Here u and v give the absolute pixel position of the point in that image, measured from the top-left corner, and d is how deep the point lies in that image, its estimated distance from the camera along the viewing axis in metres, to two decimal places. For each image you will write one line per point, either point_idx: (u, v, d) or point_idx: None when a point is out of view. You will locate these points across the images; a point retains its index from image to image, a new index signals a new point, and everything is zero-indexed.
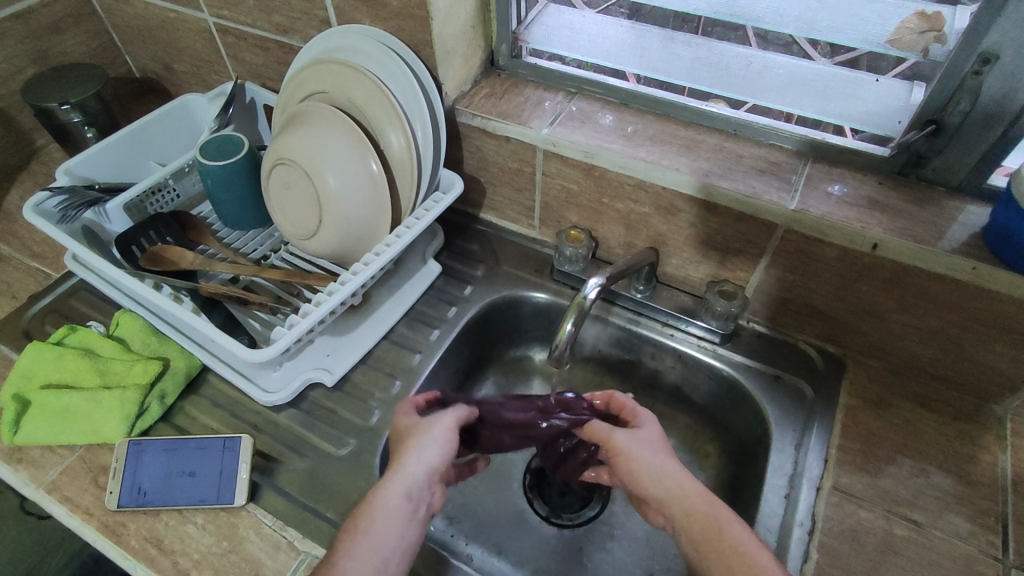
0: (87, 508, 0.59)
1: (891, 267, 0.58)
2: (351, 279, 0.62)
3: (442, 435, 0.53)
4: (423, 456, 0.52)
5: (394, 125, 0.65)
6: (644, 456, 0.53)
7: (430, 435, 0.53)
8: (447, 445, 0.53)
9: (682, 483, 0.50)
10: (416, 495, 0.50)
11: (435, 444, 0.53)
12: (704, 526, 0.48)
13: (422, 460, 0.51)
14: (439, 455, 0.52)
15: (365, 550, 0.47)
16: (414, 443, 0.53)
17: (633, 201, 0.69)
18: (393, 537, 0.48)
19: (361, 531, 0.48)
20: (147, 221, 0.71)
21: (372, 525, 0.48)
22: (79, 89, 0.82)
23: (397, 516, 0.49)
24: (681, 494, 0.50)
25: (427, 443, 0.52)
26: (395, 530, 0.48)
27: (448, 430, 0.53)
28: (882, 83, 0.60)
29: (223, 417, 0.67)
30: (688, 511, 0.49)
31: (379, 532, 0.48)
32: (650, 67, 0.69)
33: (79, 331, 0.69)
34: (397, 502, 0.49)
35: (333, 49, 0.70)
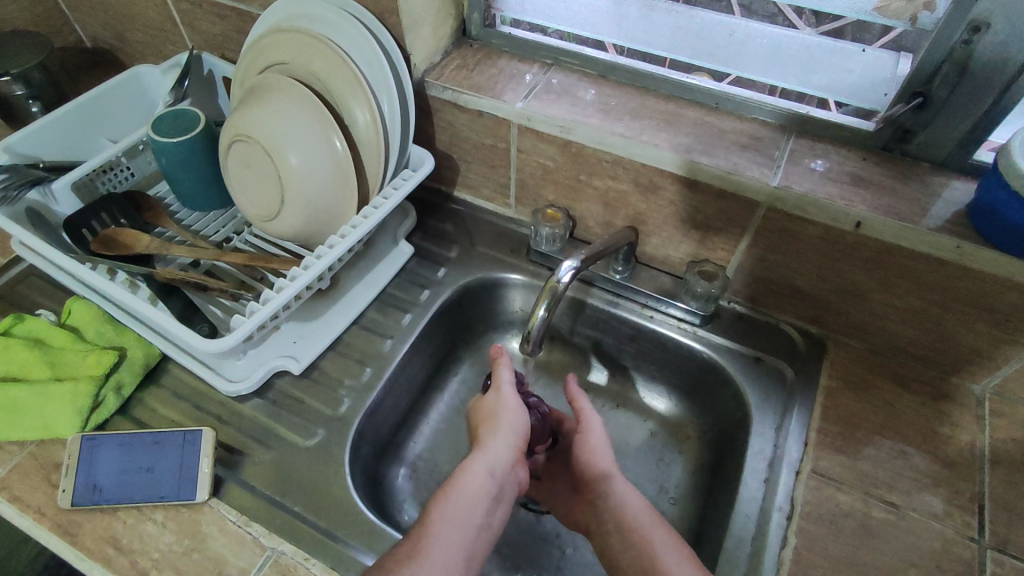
0: (39, 507, 0.56)
1: (875, 247, 0.57)
2: (315, 262, 0.59)
3: (517, 422, 0.56)
4: (502, 434, 0.55)
5: (359, 99, 0.62)
6: (598, 455, 0.58)
7: (508, 419, 0.56)
8: (520, 426, 0.56)
9: (626, 497, 0.55)
10: (499, 472, 0.53)
11: (514, 425, 0.56)
12: (636, 533, 0.53)
13: (505, 438, 0.55)
14: (515, 434, 0.56)
15: (456, 516, 0.49)
16: (495, 424, 0.56)
17: (612, 177, 0.66)
18: (477, 509, 0.50)
19: (449, 500, 0.50)
20: (98, 203, 0.67)
21: (461, 496, 0.50)
22: (21, 59, 0.77)
23: (483, 490, 0.51)
24: (623, 502, 0.55)
25: (506, 424, 0.56)
26: (480, 502, 0.51)
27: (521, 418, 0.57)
28: (868, 53, 0.57)
29: (185, 408, 0.64)
30: (622, 513, 0.54)
31: (464, 503, 0.50)
32: (629, 37, 0.67)
33: (27, 320, 0.65)
34: (485, 478, 0.52)
35: (292, 16, 0.66)
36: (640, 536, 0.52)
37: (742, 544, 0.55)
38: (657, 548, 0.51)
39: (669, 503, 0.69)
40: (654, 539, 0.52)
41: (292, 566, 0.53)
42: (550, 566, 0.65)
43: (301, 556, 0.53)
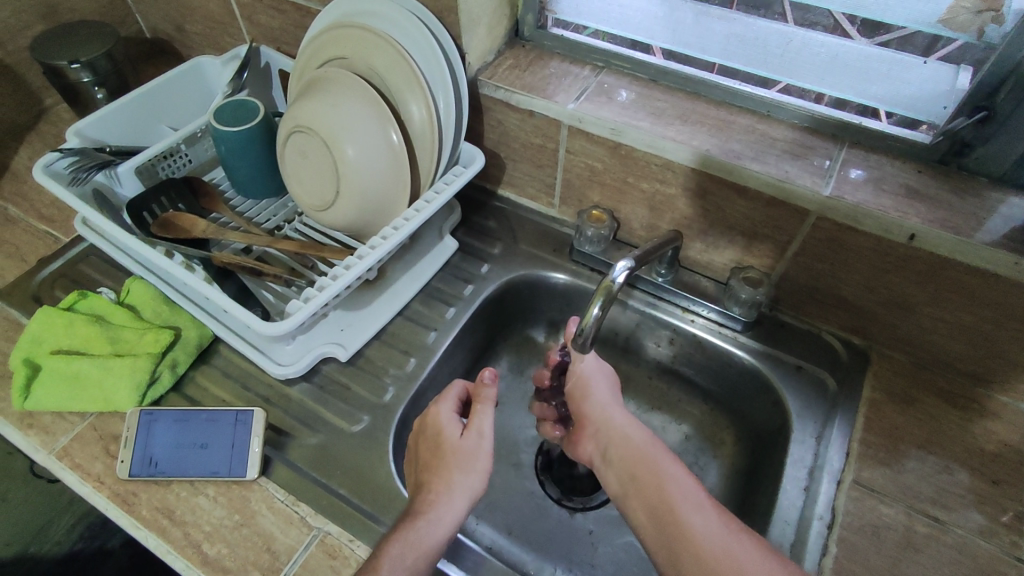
0: (98, 476, 0.58)
1: (927, 260, 0.56)
2: (369, 253, 0.61)
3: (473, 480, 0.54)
4: (467, 495, 0.53)
5: (416, 95, 0.63)
6: (597, 390, 0.60)
7: (474, 481, 0.54)
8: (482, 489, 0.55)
9: (627, 427, 0.56)
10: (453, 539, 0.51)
11: (474, 487, 0.54)
12: (637, 463, 0.53)
13: (465, 500, 0.53)
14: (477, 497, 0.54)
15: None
16: (463, 482, 0.54)
17: (660, 181, 0.67)
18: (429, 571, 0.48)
19: (406, 556, 0.48)
20: (159, 186, 0.70)
21: (418, 560, 0.48)
22: (89, 48, 0.80)
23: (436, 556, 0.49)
24: (623, 432, 0.56)
25: (471, 481, 0.54)
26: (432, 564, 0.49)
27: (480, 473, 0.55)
28: (929, 66, 0.56)
29: (234, 389, 0.66)
30: (624, 444, 0.55)
31: (416, 558, 0.48)
32: (682, 43, 0.67)
33: (90, 297, 0.68)
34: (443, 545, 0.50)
35: (353, 13, 0.67)
36: (643, 466, 0.53)
37: (781, 551, 0.55)
38: (665, 479, 0.51)
39: None
40: (659, 467, 0.52)
41: (338, 547, 0.54)
42: (582, 562, 0.66)
43: (346, 537, 0.55)
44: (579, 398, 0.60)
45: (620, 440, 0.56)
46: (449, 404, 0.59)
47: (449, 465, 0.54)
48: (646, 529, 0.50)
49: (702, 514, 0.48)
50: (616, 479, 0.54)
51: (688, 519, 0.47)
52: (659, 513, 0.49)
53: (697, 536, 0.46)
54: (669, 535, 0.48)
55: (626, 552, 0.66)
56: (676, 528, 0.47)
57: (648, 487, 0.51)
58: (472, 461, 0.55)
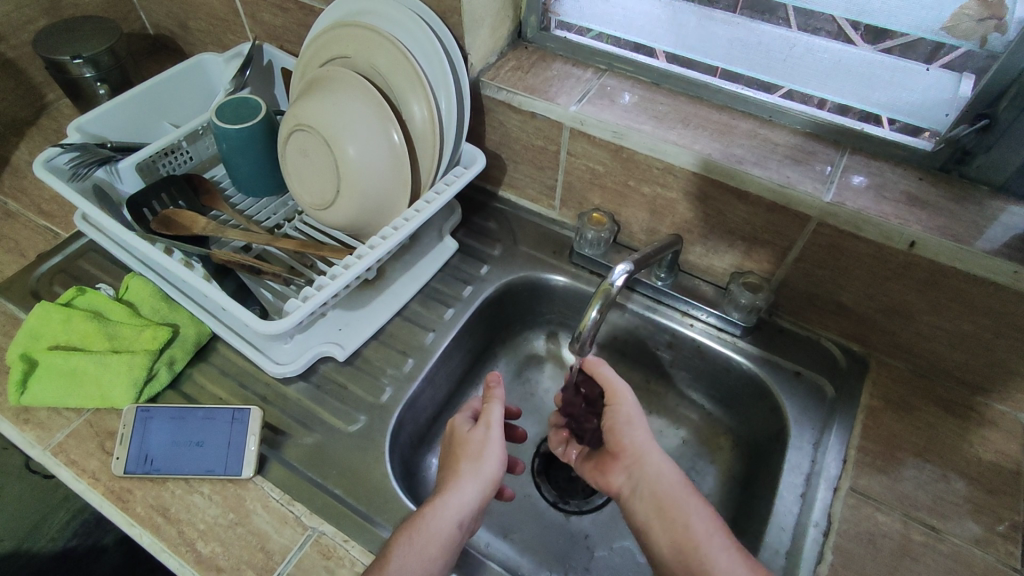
0: (93, 472, 0.58)
1: (927, 267, 0.56)
2: (368, 253, 0.61)
3: (490, 466, 0.54)
4: (477, 479, 0.53)
5: (417, 94, 0.63)
6: (634, 424, 0.56)
7: (486, 464, 0.53)
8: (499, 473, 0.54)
9: (661, 468, 0.53)
10: (466, 523, 0.51)
11: (488, 470, 0.53)
12: (669, 507, 0.51)
13: (477, 483, 0.52)
14: (494, 481, 0.53)
15: (416, 569, 0.47)
16: (472, 466, 0.53)
17: (661, 185, 0.67)
18: (439, 557, 0.49)
19: (412, 545, 0.48)
20: (160, 183, 0.69)
21: (425, 546, 0.48)
22: (92, 43, 0.80)
23: (447, 542, 0.49)
24: (661, 472, 0.53)
25: (482, 464, 0.53)
26: (444, 553, 0.49)
27: (495, 461, 0.54)
28: (932, 73, 0.56)
29: (231, 386, 0.66)
30: (659, 485, 0.52)
31: (425, 547, 0.48)
32: (685, 46, 0.67)
33: (88, 293, 0.68)
34: (452, 529, 0.50)
35: (357, 12, 0.67)
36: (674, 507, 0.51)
37: (777, 558, 0.55)
38: (694, 523, 0.50)
39: None
40: (688, 512, 0.51)
41: (332, 547, 0.54)
42: (578, 565, 0.66)
43: (341, 537, 0.55)
44: (613, 427, 0.56)
45: (654, 479, 0.53)
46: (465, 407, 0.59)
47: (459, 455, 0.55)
48: (670, 567, 0.50)
49: (730, 561, 0.47)
50: (646, 519, 0.52)
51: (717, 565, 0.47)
52: (686, 558, 0.49)
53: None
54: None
55: (622, 556, 0.66)
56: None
57: (675, 528, 0.50)
58: (480, 445, 0.55)
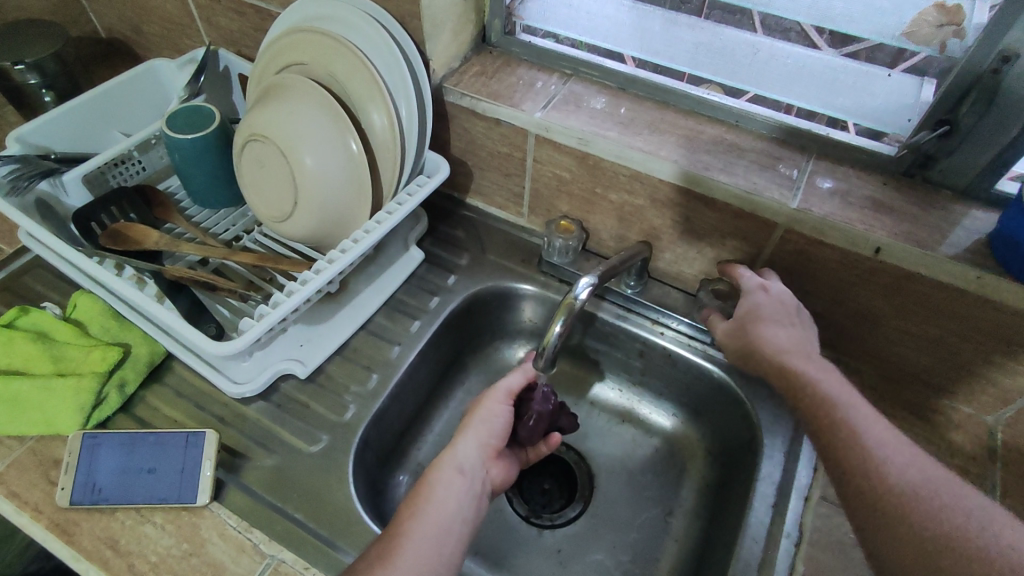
0: (36, 504, 0.55)
1: (893, 272, 0.56)
2: (327, 267, 0.58)
3: (494, 423, 0.58)
4: (476, 436, 0.57)
5: (377, 102, 0.61)
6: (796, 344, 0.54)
7: (483, 418, 0.59)
8: (500, 428, 0.59)
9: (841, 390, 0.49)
10: (468, 467, 0.55)
11: (488, 425, 0.58)
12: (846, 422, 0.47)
13: (474, 433, 0.57)
14: (490, 433, 0.58)
15: (431, 514, 0.50)
16: (471, 424, 0.58)
17: (628, 192, 0.66)
18: (450, 498, 0.51)
19: (422, 493, 0.51)
20: (108, 196, 0.66)
21: (434, 489, 0.51)
22: (36, 48, 0.76)
23: (451, 480, 0.53)
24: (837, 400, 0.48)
25: (481, 417, 0.58)
26: (451, 495, 0.52)
27: (499, 419, 0.59)
28: (894, 78, 0.57)
29: (187, 408, 0.63)
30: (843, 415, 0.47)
31: (437, 495, 0.51)
32: (650, 50, 0.66)
33: (32, 312, 0.64)
34: (453, 471, 0.53)
35: (313, 18, 0.65)
36: (843, 425, 0.47)
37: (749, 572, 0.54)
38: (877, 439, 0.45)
39: (672, 523, 0.68)
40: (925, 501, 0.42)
41: None
42: None
43: (301, 565, 0.53)
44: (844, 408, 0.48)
45: (813, 397, 0.49)
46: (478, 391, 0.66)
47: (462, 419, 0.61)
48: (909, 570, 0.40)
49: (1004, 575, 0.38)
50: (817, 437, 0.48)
51: (897, 477, 0.43)
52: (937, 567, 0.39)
53: (907, 495, 0.42)
54: (921, 548, 0.40)
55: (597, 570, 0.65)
56: (944, 545, 0.40)
57: (845, 453, 0.46)
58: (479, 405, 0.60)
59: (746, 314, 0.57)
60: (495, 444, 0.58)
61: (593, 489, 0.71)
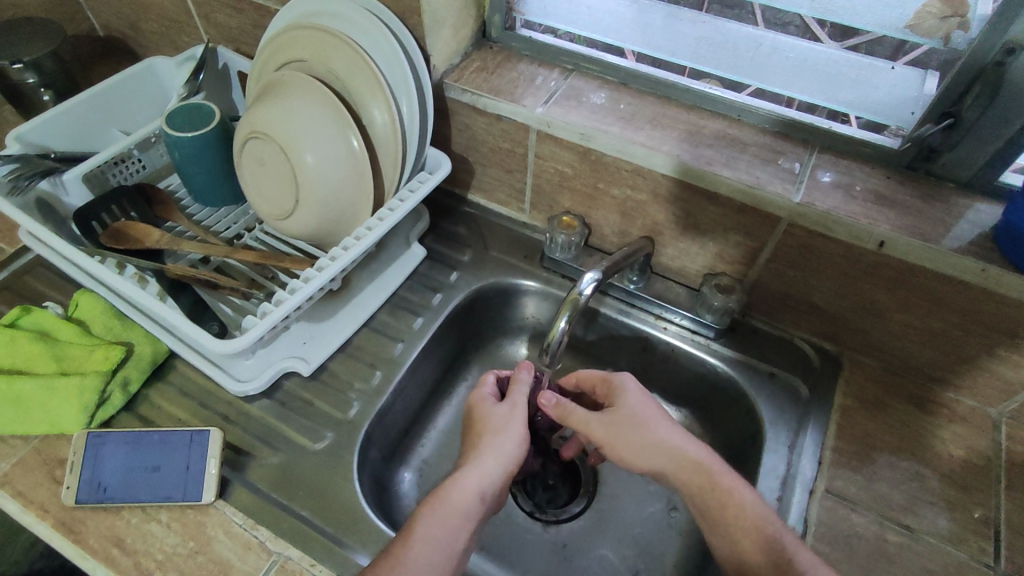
0: (42, 503, 0.55)
1: (896, 266, 0.56)
2: (329, 265, 0.58)
3: (516, 449, 0.58)
4: (499, 458, 0.56)
5: (377, 98, 0.61)
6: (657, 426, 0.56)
7: (507, 442, 0.58)
8: (519, 455, 0.58)
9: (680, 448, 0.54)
10: (489, 495, 0.54)
11: (510, 451, 0.57)
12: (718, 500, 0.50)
13: (499, 461, 0.56)
14: (513, 460, 0.57)
15: (445, 537, 0.49)
16: (492, 445, 0.57)
17: (630, 187, 0.66)
18: (463, 527, 0.51)
19: (436, 515, 0.50)
20: (109, 194, 0.66)
21: (451, 517, 0.51)
22: (34, 47, 0.75)
23: (470, 509, 0.52)
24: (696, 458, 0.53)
25: (505, 442, 0.57)
26: (467, 523, 0.51)
27: (520, 446, 0.58)
28: (897, 71, 0.56)
29: (190, 406, 0.63)
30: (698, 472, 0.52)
31: (454, 518, 0.51)
32: (651, 45, 0.66)
33: (34, 311, 0.64)
34: (474, 499, 0.53)
35: (312, 13, 0.65)
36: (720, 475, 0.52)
37: None
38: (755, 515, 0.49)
39: (675, 517, 0.68)
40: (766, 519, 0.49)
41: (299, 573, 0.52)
42: None
43: (308, 562, 0.53)
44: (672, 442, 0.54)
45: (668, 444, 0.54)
46: (484, 388, 0.63)
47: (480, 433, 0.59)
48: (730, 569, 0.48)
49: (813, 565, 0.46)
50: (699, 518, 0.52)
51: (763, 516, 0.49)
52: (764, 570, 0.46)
53: (766, 528, 0.48)
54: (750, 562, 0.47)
55: (601, 565, 0.65)
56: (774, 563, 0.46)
57: (716, 495, 0.51)
58: (502, 427, 0.59)
59: (615, 421, 0.57)
60: (513, 470, 0.57)
61: (597, 484, 0.71)
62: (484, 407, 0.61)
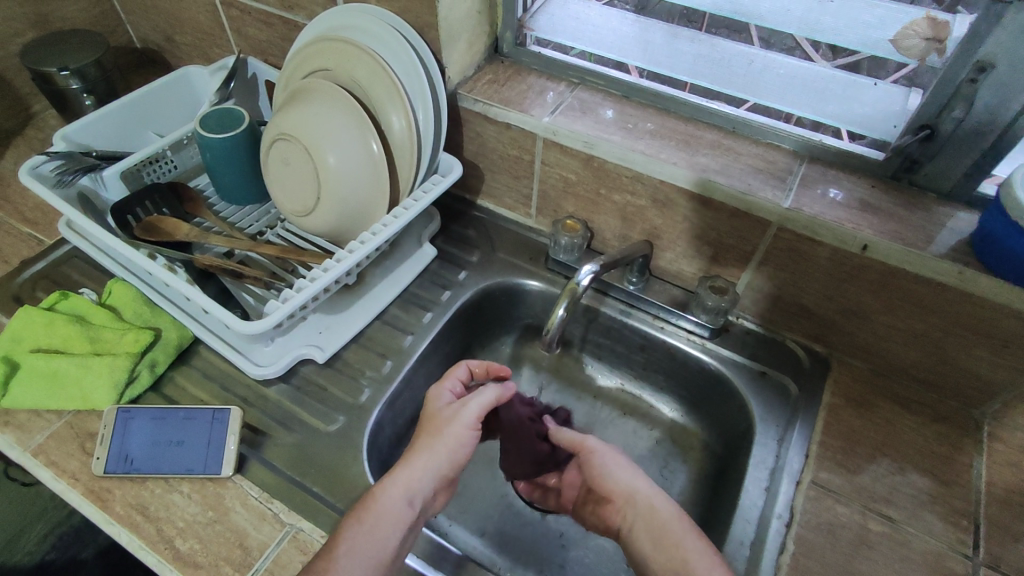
0: (73, 473, 0.59)
1: (879, 269, 0.59)
2: (346, 257, 0.62)
3: (457, 452, 0.57)
4: (431, 460, 0.56)
5: (396, 105, 0.65)
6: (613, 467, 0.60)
7: (447, 446, 0.57)
8: (461, 458, 0.57)
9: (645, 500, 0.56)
10: (418, 501, 0.53)
11: (449, 456, 0.57)
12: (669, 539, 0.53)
13: (434, 462, 0.56)
14: (450, 462, 0.57)
15: (367, 545, 0.49)
16: (430, 448, 0.56)
17: (631, 192, 0.70)
18: (391, 538, 0.51)
19: (363, 524, 0.50)
20: (144, 191, 0.71)
21: (377, 525, 0.50)
22: (79, 55, 0.81)
23: (398, 518, 0.52)
24: (648, 502, 0.56)
25: (444, 445, 0.57)
26: (395, 531, 0.51)
27: (462, 450, 0.58)
28: (880, 87, 0.62)
29: (212, 388, 0.67)
30: (650, 515, 0.55)
31: (377, 525, 0.50)
32: (653, 61, 0.69)
33: (71, 297, 0.69)
34: (401, 509, 0.52)
35: (339, 27, 0.70)
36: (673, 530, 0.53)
37: (741, 550, 0.57)
38: (690, 553, 0.51)
39: None
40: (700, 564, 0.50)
41: (310, 543, 0.55)
42: (554, 563, 0.67)
43: (318, 533, 0.56)
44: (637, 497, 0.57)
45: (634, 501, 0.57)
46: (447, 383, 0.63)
47: (424, 431, 0.58)
48: None
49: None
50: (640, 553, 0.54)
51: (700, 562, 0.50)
52: None
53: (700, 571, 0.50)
54: None
55: (597, 554, 0.68)
56: None
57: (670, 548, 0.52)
58: (446, 426, 0.58)
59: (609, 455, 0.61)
60: (451, 474, 0.57)
61: None
62: (439, 405, 0.61)
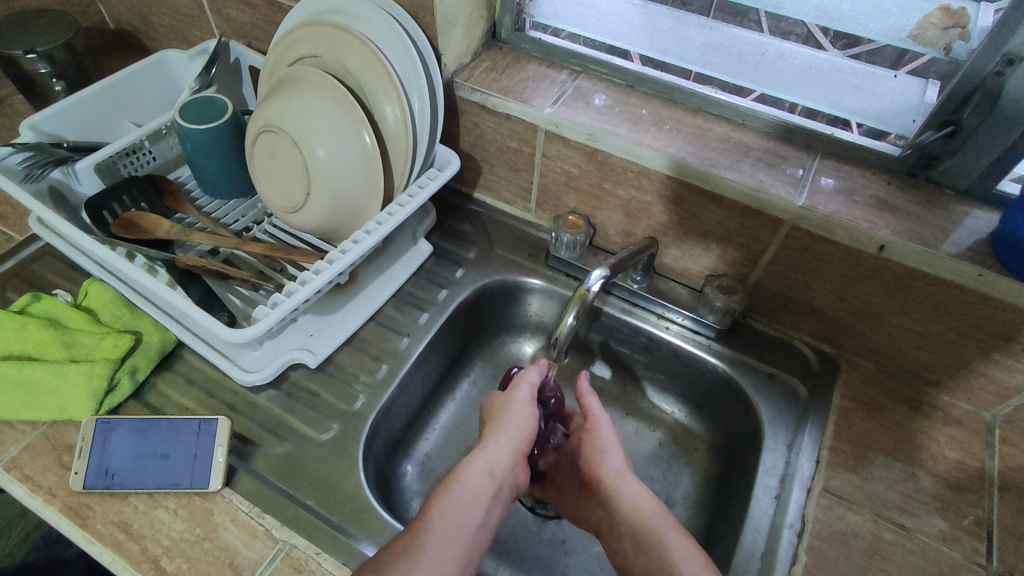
0: (49, 488, 0.55)
1: (895, 270, 0.57)
2: (339, 258, 0.59)
3: (523, 425, 0.58)
4: (505, 436, 0.57)
5: (390, 95, 0.62)
6: (607, 455, 0.59)
7: (512, 421, 0.58)
8: (528, 431, 0.59)
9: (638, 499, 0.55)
10: (498, 473, 0.55)
11: (517, 429, 0.58)
12: (646, 538, 0.52)
13: (508, 439, 0.57)
14: (522, 440, 0.58)
15: (455, 510, 0.51)
16: (502, 426, 0.58)
17: (636, 188, 0.67)
18: (477, 503, 0.52)
19: (449, 492, 0.52)
20: (121, 185, 0.66)
21: (461, 492, 0.52)
22: (47, 38, 0.76)
23: (480, 488, 0.53)
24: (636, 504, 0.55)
25: (513, 423, 0.58)
26: (479, 499, 0.52)
27: (528, 422, 0.59)
28: (899, 79, 0.57)
29: (198, 395, 0.63)
30: (635, 517, 0.54)
31: (461, 492, 0.52)
32: (660, 49, 0.67)
33: (44, 299, 0.65)
34: (483, 479, 0.54)
35: (327, 10, 0.66)
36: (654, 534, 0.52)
37: (752, 560, 0.55)
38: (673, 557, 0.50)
39: (675, 514, 0.69)
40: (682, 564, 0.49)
41: (304, 561, 0.53)
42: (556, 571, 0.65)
43: (313, 550, 0.53)
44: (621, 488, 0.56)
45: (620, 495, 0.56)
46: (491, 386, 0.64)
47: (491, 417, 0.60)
48: None
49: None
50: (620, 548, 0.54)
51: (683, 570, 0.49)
52: None
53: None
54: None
55: (600, 560, 0.66)
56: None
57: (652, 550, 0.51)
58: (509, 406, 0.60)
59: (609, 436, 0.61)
60: (525, 447, 0.58)
61: None
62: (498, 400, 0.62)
